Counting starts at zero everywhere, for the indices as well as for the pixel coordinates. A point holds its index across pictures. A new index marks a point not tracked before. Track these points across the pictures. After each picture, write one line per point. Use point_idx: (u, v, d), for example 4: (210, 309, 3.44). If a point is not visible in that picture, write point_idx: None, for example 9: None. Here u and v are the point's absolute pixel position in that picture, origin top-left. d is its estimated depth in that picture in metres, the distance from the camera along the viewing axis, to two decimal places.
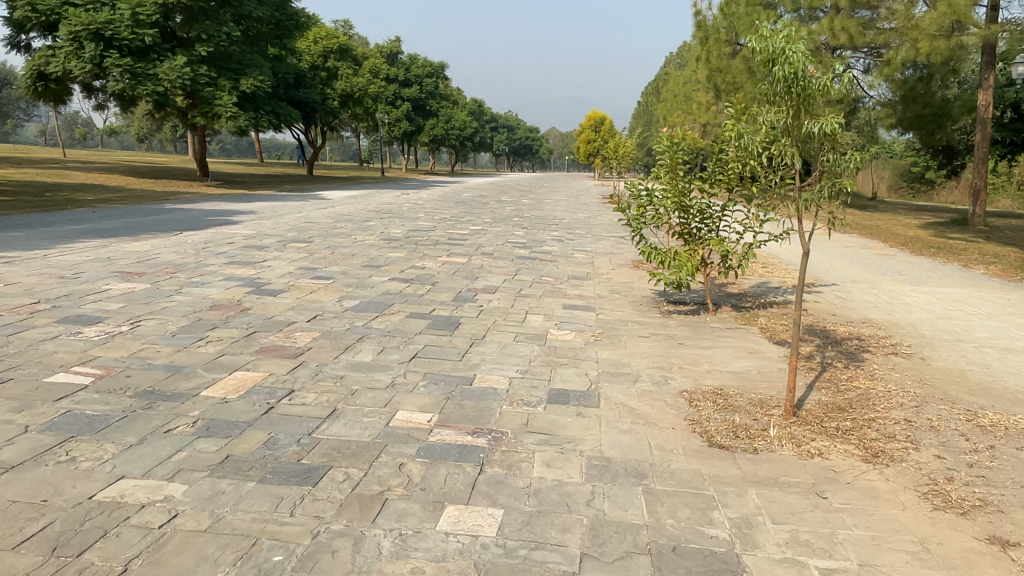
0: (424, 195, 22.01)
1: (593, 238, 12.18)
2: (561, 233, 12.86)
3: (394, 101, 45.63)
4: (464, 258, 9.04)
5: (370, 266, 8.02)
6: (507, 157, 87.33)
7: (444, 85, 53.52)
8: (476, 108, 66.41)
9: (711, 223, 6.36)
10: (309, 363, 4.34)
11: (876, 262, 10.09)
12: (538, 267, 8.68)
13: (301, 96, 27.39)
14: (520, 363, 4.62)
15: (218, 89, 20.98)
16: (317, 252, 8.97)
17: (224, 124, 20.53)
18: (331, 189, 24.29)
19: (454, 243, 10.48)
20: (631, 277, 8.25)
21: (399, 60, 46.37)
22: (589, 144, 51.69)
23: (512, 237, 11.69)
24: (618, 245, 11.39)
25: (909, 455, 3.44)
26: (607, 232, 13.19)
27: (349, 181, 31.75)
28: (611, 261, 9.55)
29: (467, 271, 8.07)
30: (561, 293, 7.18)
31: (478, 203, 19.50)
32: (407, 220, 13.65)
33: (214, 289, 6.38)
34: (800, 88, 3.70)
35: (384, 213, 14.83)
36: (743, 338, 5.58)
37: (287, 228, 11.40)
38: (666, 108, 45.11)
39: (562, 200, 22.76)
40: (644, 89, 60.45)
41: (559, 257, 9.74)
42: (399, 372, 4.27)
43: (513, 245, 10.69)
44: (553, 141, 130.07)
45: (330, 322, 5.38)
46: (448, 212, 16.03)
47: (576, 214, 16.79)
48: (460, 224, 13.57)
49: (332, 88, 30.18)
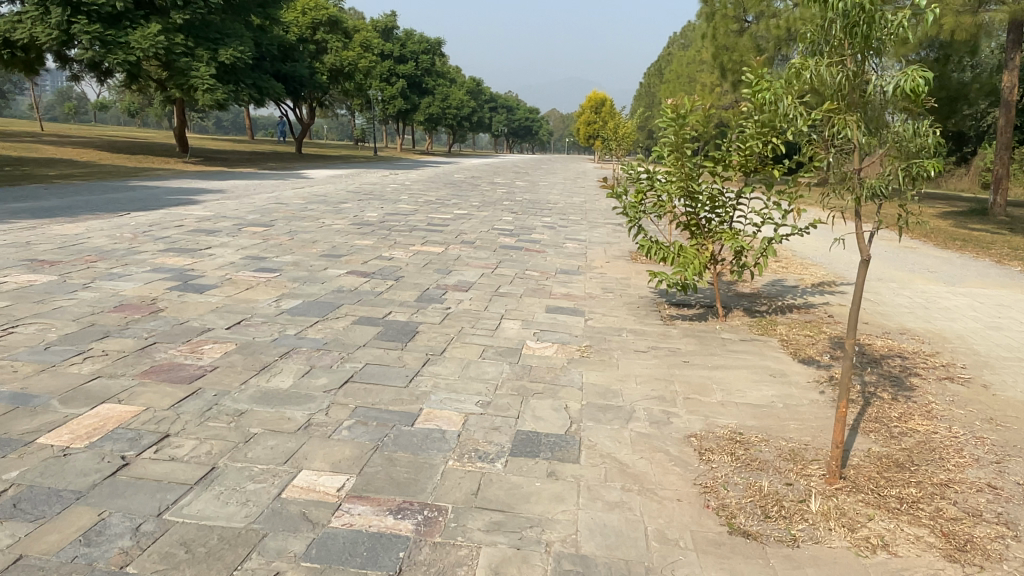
0: (412, 176, 20.97)
1: (587, 226, 11.14)
2: (554, 218, 11.85)
3: (389, 78, 44.27)
4: (440, 247, 8.02)
5: (329, 256, 7.02)
6: (506, 138, 85.89)
7: (442, 62, 52.08)
8: (474, 87, 65.05)
9: (724, 213, 5.33)
10: (205, 392, 3.34)
11: (899, 257, 9.09)
12: (522, 259, 7.68)
13: (288, 70, 26.19)
14: (482, 391, 3.63)
15: (195, 60, 19.81)
16: (274, 238, 7.94)
17: (201, 97, 19.39)
18: (317, 168, 23.19)
19: (431, 229, 9.45)
20: (627, 273, 7.25)
21: (395, 36, 44.94)
22: (588, 126, 50.34)
23: (499, 223, 10.69)
24: (615, 233, 10.36)
25: (1009, 547, 2.45)
26: (604, 218, 12.17)
27: (339, 160, 30.62)
28: (605, 252, 8.55)
29: (441, 263, 7.06)
30: (544, 291, 6.18)
31: (468, 185, 18.42)
32: (387, 203, 12.61)
33: (132, 283, 5.38)
34: (864, 28, 2.65)
35: (365, 195, 13.81)
36: (762, 355, 4.58)
37: (251, 209, 10.35)
38: (668, 89, 43.86)
39: (558, 183, 21.72)
40: (647, 71, 59.09)
41: (548, 246, 8.73)
42: (322, 406, 3.27)
43: (498, 232, 9.67)
44: (553, 123, 128.48)
45: (255, 330, 4.38)
46: (434, 194, 14.97)
47: (571, 198, 15.76)
48: (444, 208, 12.53)
49: (321, 62, 28.92)
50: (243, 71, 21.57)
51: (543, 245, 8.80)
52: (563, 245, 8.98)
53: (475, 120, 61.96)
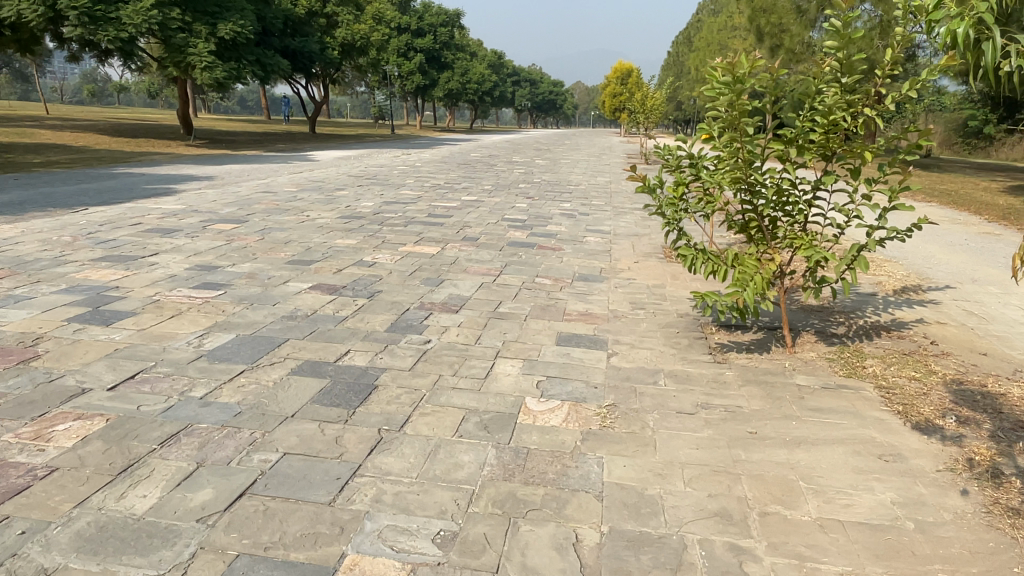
0: (425, 155, 19.74)
1: (611, 213, 9.77)
2: (574, 204, 10.55)
3: (406, 52, 42.79)
4: (437, 247, 6.74)
5: (297, 262, 5.79)
6: (529, 113, 83.87)
7: (461, 35, 50.34)
8: (496, 61, 63.47)
9: (794, 211, 3.94)
10: (7, 529, 2.15)
11: (985, 247, 7.62)
12: (534, 262, 6.37)
13: (296, 46, 24.88)
14: (449, 508, 2.36)
15: (192, 35, 18.67)
16: (239, 238, 6.72)
17: (199, 76, 18.28)
18: (325, 149, 22.07)
19: (432, 222, 8.17)
20: (662, 279, 5.89)
21: (412, 9, 43.54)
22: (614, 98, 48.49)
23: (511, 211, 9.43)
24: (645, 222, 8.99)
25: None
26: (631, 203, 10.80)
27: (353, 140, 29.47)
28: (632, 248, 7.24)
29: (434, 271, 5.79)
30: (557, 309, 4.88)
31: (483, 166, 17.09)
32: (388, 189, 11.36)
33: (26, 312, 4.22)
34: None
35: (367, 179, 12.61)
36: (859, 420, 3.25)
37: (231, 200, 9.19)
38: (698, 59, 41.88)
39: (581, 160, 20.32)
40: (676, 40, 56.78)
41: (566, 242, 7.42)
42: (182, 558, 2.04)
43: (508, 224, 8.37)
44: (580, 97, 126.20)
45: (148, 391, 3.16)
46: (444, 177, 13.68)
47: (595, 179, 14.40)
48: (452, 194, 11.26)
49: (332, 37, 27.70)
50: (246, 47, 20.42)
51: (559, 240, 7.49)
52: (585, 239, 7.66)
53: (497, 94, 60.26)
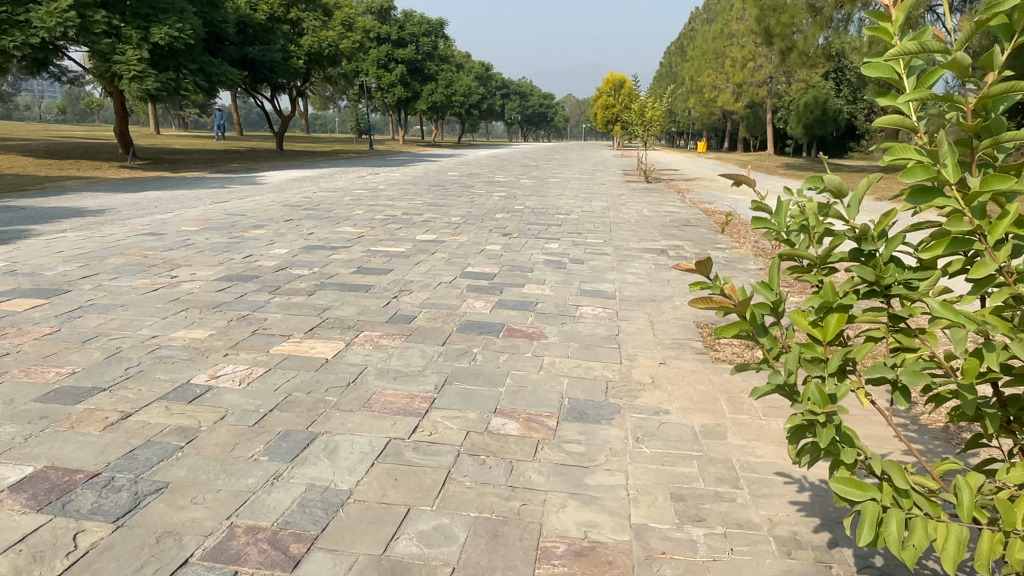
0: (393, 175, 17.24)
1: (613, 257, 7.24)
2: (564, 243, 8.06)
3: (386, 63, 40.41)
4: (338, 342, 4.14)
5: (60, 398, 3.23)
6: (519, 126, 81.44)
7: (446, 45, 48.11)
8: (483, 72, 61.48)
9: None
10: None
11: None
12: (497, 373, 3.77)
13: (255, 55, 22.98)
14: None
15: (121, 41, 16.18)
16: (16, 332, 4.17)
17: (127, 87, 15.82)
18: (282, 169, 19.51)
19: (354, 285, 5.60)
20: (715, 415, 3.30)
21: (392, 18, 41.30)
22: (607, 110, 46.29)
23: (477, 259, 6.93)
24: (660, 274, 6.49)
25: None
26: (638, 242, 8.27)
27: (324, 157, 27.01)
28: (649, 329, 4.70)
29: (305, 411, 3.17)
30: (518, 534, 2.29)
31: (458, 187, 14.61)
32: (322, 224, 8.80)
33: None
34: None
35: (305, 210, 10.08)
36: None
37: (85, 251, 6.62)
38: (699, 66, 40.00)
39: (571, 178, 17.92)
40: (670, 48, 55.02)
41: (549, 319, 4.86)
42: None
43: (466, 283, 5.80)
44: (571, 109, 124.92)
45: None
46: (404, 205, 11.15)
47: (589, 204, 11.94)
48: (405, 229, 8.70)
49: (298, 45, 25.29)
50: (187, 53, 17.92)
51: (540, 317, 4.91)
52: (579, 312, 5.07)
53: (484, 107, 57.94)
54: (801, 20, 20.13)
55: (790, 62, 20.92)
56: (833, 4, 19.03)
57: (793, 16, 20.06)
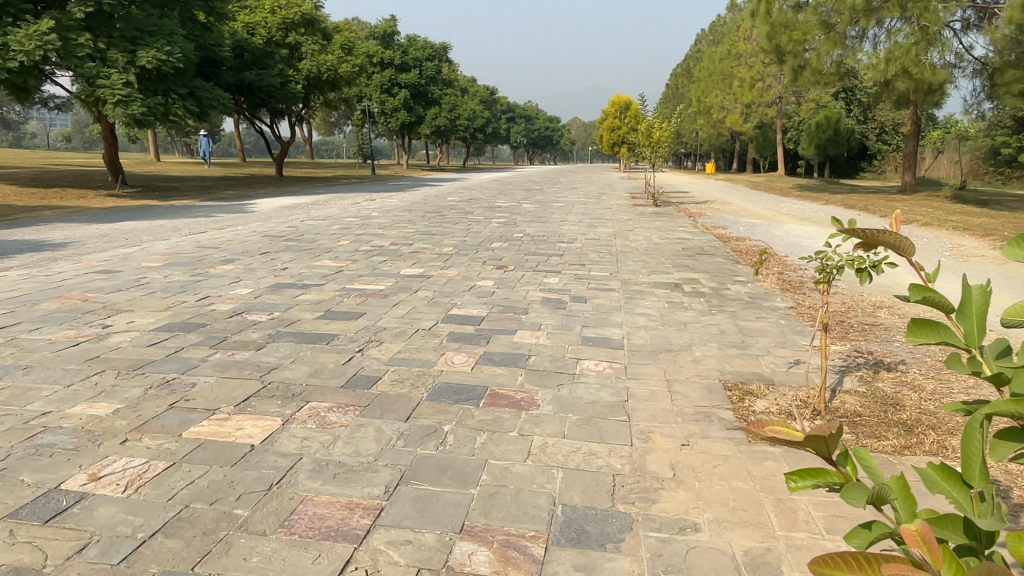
0: (390, 201, 16.50)
1: (620, 294, 6.40)
2: (564, 277, 7.23)
3: (390, 88, 40.03)
4: (275, 417, 3.29)
5: None
6: (525, 149, 81.07)
7: (450, 69, 47.79)
8: (489, 96, 61.22)
9: None
10: None
11: None
12: (471, 462, 2.90)
13: (252, 79, 22.46)
14: None
15: (105, 65, 15.77)
16: None
17: (111, 112, 15.26)
18: (276, 195, 18.82)
19: (316, 334, 4.76)
20: (761, 534, 2.44)
21: (395, 43, 40.99)
22: (613, 132, 45.76)
23: (464, 298, 6.11)
24: (675, 315, 5.63)
25: None
26: (648, 274, 7.43)
27: (323, 182, 26.36)
28: (665, 393, 3.82)
29: (198, 536, 2.32)
30: None
31: (456, 214, 13.85)
32: (299, 257, 8.01)
33: None
34: None
35: (284, 241, 9.30)
36: None
37: (20, 293, 5.84)
38: (706, 87, 39.42)
39: (576, 202, 17.15)
40: (676, 70, 54.59)
41: (544, 378, 4.00)
42: None
43: (448, 329, 4.95)
44: (577, 133, 125.18)
45: None
46: (394, 233, 10.35)
47: (594, 231, 11.12)
48: (391, 262, 7.90)
49: (296, 69, 24.81)
50: (176, 77, 17.43)
51: (532, 375, 4.05)
52: (579, 368, 4.20)
53: (490, 131, 57.58)
54: (813, 37, 19.44)
55: (802, 81, 20.22)
56: (846, 20, 18.35)
57: (805, 33, 19.34)
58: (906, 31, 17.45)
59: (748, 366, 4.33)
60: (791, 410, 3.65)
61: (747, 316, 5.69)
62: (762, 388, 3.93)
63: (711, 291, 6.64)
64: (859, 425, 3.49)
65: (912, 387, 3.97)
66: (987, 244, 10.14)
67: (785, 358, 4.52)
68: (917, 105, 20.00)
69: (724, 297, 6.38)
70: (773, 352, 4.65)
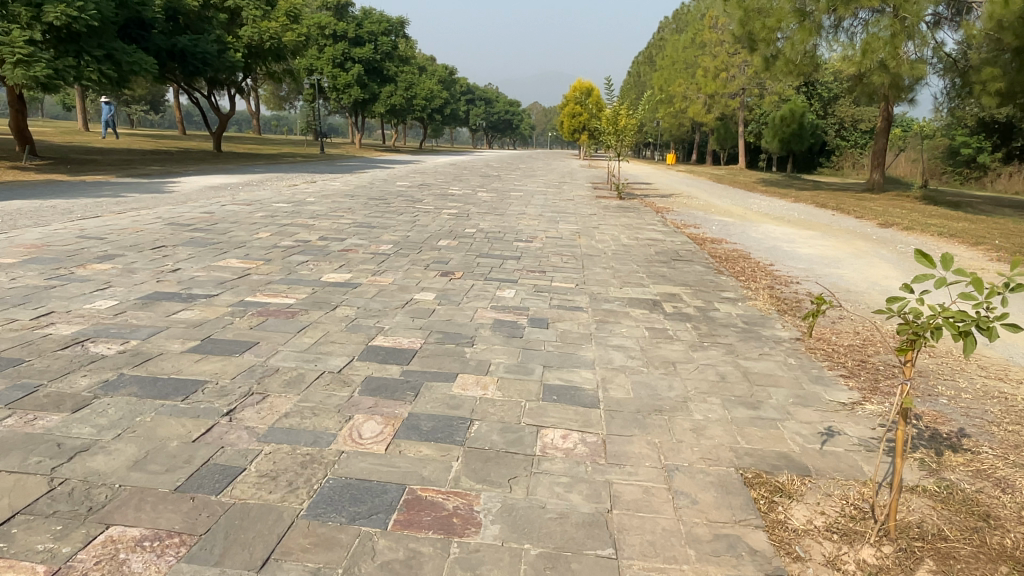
0: (332, 184, 14.99)
1: (587, 317, 5.21)
2: (521, 288, 6.01)
3: (342, 62, 37.86)
4: (36, 565, 2.01)
5: None
6: (485, 133, 79.21)
7: (407, 46, 45.87)
8: (447, 77, 59.41)
9: None
10: None
11: None
12: None
13: (186, 44, 20.50)
14: None
15: (5, 18, 13.81)
16: None
17: (11, 73, 13.39)
18: (205, 173, 17.04)
19: (176, 381, 3.43)
20: None
21: (349, 15, 38.95)
22: (574, 118, 44.62)
23: (395, 317, 4.83)
24: (658, 350, 4.46)
25: None
26: (620, 287, 6.25)
27: (264, 160, 24.53)
28: (662, 495, 2.62)
29: None
30: None
31: (403, 201, 12.48)
32: (198, 255, 6.57)
33: None
34: None
35: (192, 231, 7.83)
36: None
37: None
38: (670, 74, 38.53)
39: (535, 192, 15.94)
40: (639, 58, 53.74)
41: (488, 465, 2.76)
42: None
43: (362, 373, 3.66)
44: (536, 118, 124.06)
45: None
46: (327, 224, 8.98)
47: (555, 227, 9.91)
48: (312, 263, 6.53)
49: (236, 36, 22.88)
50: (92, 37, 15.56)
51: (472, 458, 2.80)
52: (540, 445, 2.97)
53: (447, 112, 55.85)
54: (786, 24, 18.48)
55: (773, 72, 19.33)
56: (822, 8, 17.45)
57: (778, 20, 18.34)
58: (883, 22, 16.63)
59: (768, 440, 3.17)
60: (844, 527, 2.51)
61: (748, 352, 4.55)
62: (795, 482, 2.79)
63: (697, 313, 5.49)
64: (949, 559, 2.35)
65: (999, 483, 2.85)
66: (979, 256, 9.30)
67: (813, 425, 3.37)
68: (888, 102, 19.28)
69: (715, 323, 5.22)
70: (796, 414, 3.49)
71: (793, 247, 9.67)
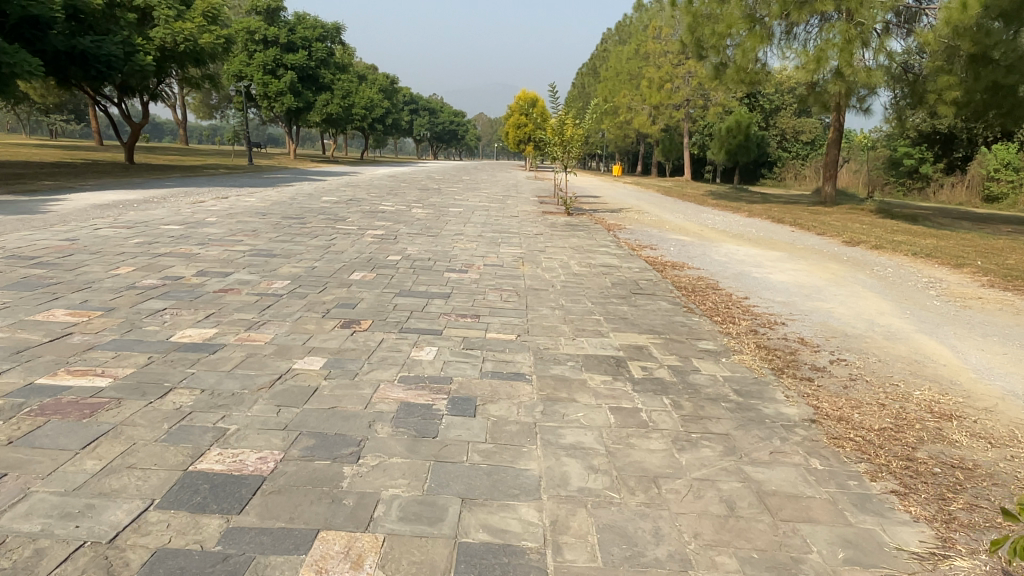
0: (245, 200, 13.24)
1: (530, 391, 3.81)
2: (443, 345, 4.58)
3: (274, 69, 35.77)
4: None
5: None
6: (428, 144, 77.45)
7: (344, 54, 43.99)
8: (388, 86, 57.58)
9: None
10: None
11: None
12: None
13: (88, 46, 18.37)
14: None
15: None
16: None
17: None
18: (101, 188, 14.99)
19: None
20: None
21: (282, 19, 36.91)
22: (519, 129, 43.51)
23: (250, 406, 3.32)
24: (630, 452, 3.09)
25: None
26: (572, 339, 4.89)
27: (179, 172, 22.40)
28: None
29: None
30: None
31: (322, 221, 10.89)
32: (15, 306, 4.93)
33: None
34: None
35: (30, 268, 6.12)
36: None
37: None
38: (616, 83, 37.72)
39: (475, 207, 14.52)
40: (584, 68, 53.12)
41: None
42: None
43: (150, 545, 2.19)
44: (480, 127, 123.00)
45: None
46: (216, 253, 7.37)
47: (493, 252, 8.50)
48: (170, 312, 4.96)
49: (148, 38, 20.77)
50: None
51: None
52: None
53: (389, 122, 54.03)
54: (737, 30, 17.55)
55: (724, 80, 18.43)
56: (775, 13, 16.57)
57: (729, 25, 17.40)
58: (837, 27, 15.80)
59: None
60: None
61: (756, 450, 3.21)
62: None
63: (675, 379, 4.16)
64: None
65: None
66: (969, 280, 8.30)
67: None
68: (840, 111, 18.65)
69: (701, 396, 3.89)
70: None
71: (764, 272, 8.52)
